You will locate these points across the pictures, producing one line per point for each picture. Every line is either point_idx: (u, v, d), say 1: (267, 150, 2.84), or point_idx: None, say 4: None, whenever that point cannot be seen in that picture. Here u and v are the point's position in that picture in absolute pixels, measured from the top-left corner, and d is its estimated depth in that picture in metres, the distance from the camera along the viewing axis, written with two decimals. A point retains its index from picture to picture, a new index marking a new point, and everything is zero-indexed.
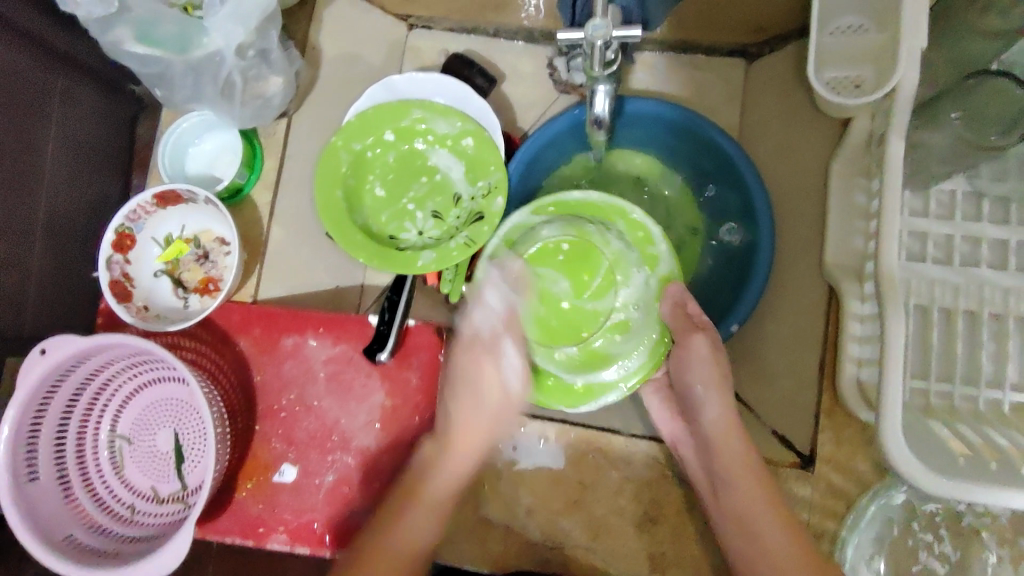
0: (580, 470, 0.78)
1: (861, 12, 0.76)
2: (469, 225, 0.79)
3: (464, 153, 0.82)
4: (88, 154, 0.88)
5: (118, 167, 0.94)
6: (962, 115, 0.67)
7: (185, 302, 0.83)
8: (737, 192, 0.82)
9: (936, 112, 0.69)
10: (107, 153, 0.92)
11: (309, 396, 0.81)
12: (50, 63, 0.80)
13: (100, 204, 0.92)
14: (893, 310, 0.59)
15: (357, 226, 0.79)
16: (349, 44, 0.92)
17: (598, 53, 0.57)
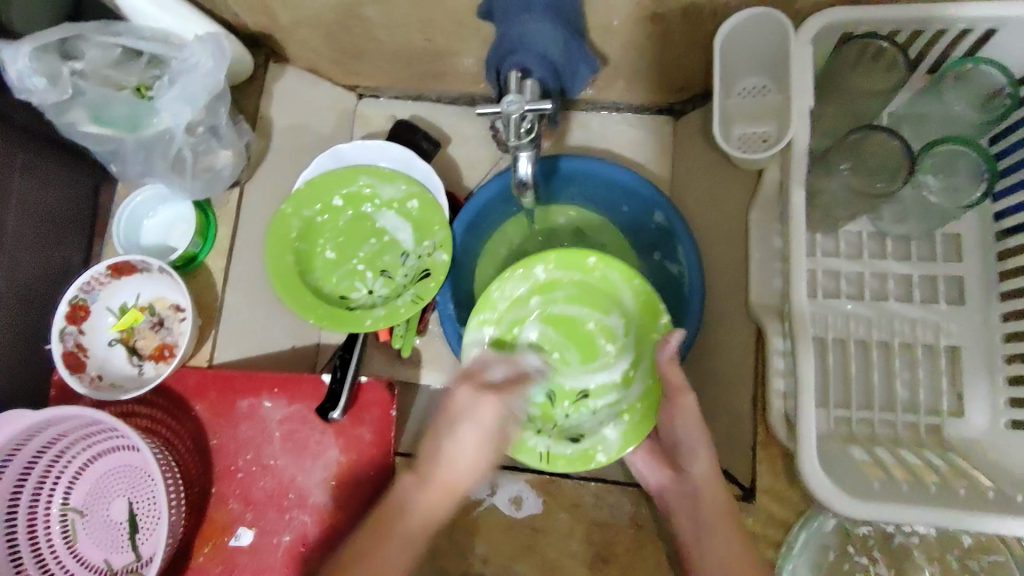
0: (533, 515, 0.80)
1: (765, 75, 0.84)
2: (416, 283, 0.83)
3: (411, 215, 0.86)
4: (49, 225, 0.90)
5: (81, 235, 0.97)
6: (851, 167, 0.74)
7: (140, 369, 0.85)
8: (670, 242, 0.89)
9: (829, 163, 0.76)
10: (71, 223, 0.94)
11: (265, 455, 0.82)
12: (15, 140, 0.83)
13: (60, 272, 0.94)
14: (804, 345, 0.64)
15: (307, 287, 0.82)
16: (299, 114, 0.97)
17: (514, 123, 0.62)
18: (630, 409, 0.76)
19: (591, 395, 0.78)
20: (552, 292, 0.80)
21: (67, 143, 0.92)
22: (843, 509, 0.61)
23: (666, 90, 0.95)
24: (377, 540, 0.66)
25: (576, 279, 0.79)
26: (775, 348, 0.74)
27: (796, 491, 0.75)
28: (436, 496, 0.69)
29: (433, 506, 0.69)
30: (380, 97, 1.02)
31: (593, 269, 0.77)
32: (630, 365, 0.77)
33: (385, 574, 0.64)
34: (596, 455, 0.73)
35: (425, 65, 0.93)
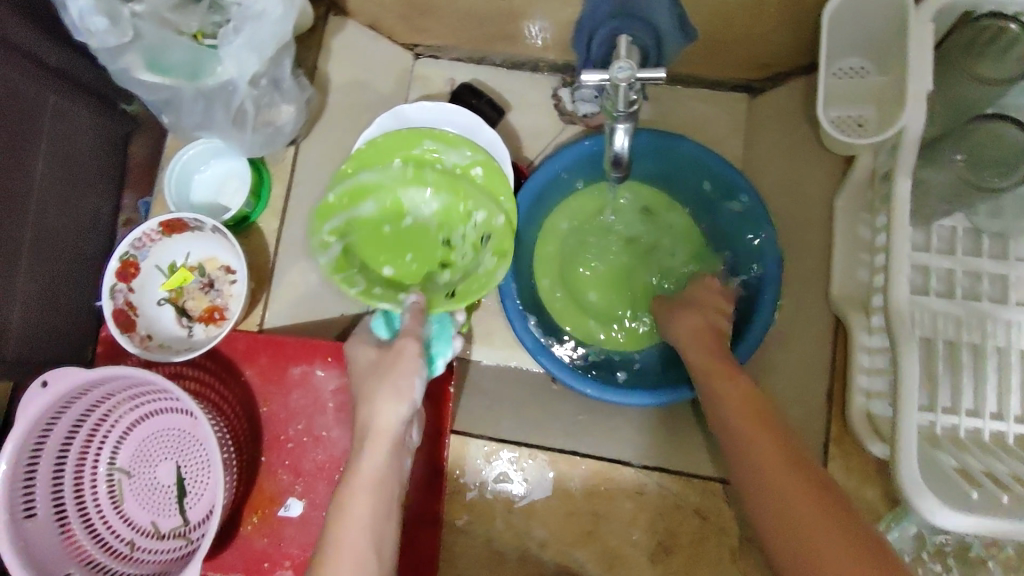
0: (592, 501, 0.77)
1: (866, 54, 0.79)
2: (479, 248, 0.81)
3: (426, 158, 0.82)
4: (80, 172, 0.87)
5: (111, 185, 0.93)
6: (966, 157, 0.68)
7: (190, 331, 0.82)
8: (742, 224, 0.84)
9: (937, 152, 0.71)
10: (100, 171, 0.91)
11: (318, 426, 0.80)
12: (49, 79, 0.79)
13: (91, 223, 0.90)
14: (905, 343, 0.62)
15: (340, 238, 0.79)
16: (359, 72, 0.92)
17: (621, 93, 0.58)
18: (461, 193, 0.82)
19: (475, 250, 0.81)
20: (407, 210, 0.83)
21: (100, 89, 0.88)
22: (939, 519, 0.59)
23: (747, 66, 0.90)
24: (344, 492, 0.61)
25: (381, 211, 0.82)
26: (860, 345, 0.72)
27: (868, 492, 0.74)
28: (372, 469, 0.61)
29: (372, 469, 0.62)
30: (441, 57, 0.97)
31: (400, 170, 0.81)
32: (458, 219, 0.82)
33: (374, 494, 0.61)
34: (501, 223, 0.80)
35: (496, 27, 0.88)
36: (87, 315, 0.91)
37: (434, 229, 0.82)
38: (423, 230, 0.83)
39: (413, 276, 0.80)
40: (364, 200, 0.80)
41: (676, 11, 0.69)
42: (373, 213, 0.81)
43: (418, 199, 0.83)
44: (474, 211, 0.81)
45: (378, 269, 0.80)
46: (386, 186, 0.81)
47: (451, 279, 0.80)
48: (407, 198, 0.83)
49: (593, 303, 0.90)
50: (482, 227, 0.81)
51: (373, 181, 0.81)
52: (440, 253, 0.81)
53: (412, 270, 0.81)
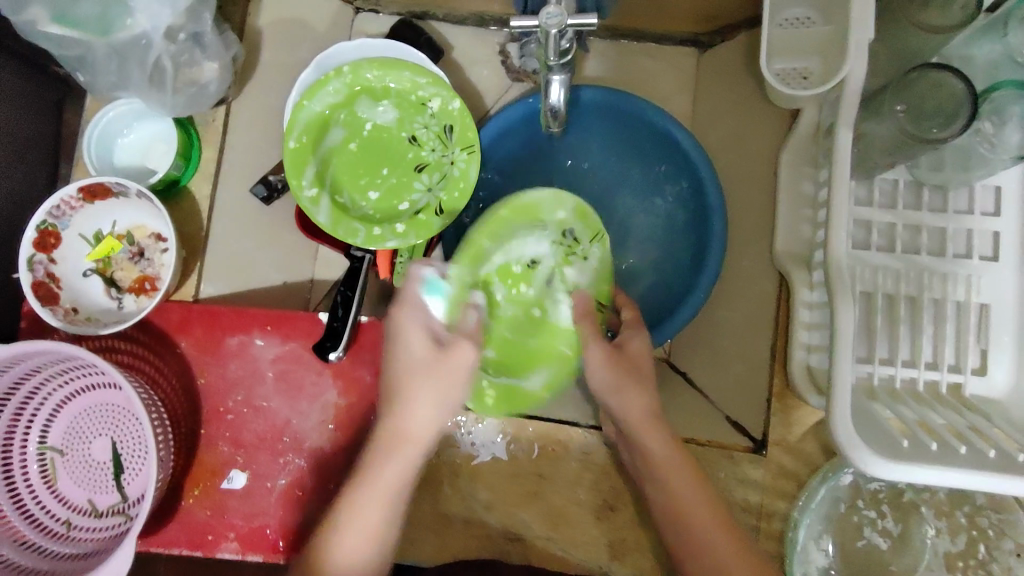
0: (539, 463, 0.77)
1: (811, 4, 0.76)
2: (445, 157, 0.81)
3: (376, 87, 0.79)
4: (6, 140, 0.81)
5: (45, 155, 0.87)
6: (906, 109, 0.67)
7: (120, 303, 0.78)
8: (685, 179, 0.83)
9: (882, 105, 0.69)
10: (30, 140, 0.85)
11: (258, 397, 0.78)
12: None
13: (26, 193, 0.85)
14: (842, 298, 0.62)
15: (320, 184, 0.77)
16: (293, 27, 0.89)
17: (552, 41, 0.55)
18: (401, 91, 0.80)
19: (432, 142, 0.81)
20: (354, 135, 0.81)
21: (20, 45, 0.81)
22: (876, 471, 0.59)
23: (693, 17, 0.87)
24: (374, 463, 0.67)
25: (328, 143, 0.80)
26: (800, 300, 0.72)
27: (809, 445, 0.75)
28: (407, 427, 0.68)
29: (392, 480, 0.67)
30: (380, 12, 0.93)
31: (324, 108, 0.78)
32: (404, 116, 0.81)
33: (388, 497, 0.66)
34: (452, 106, 0.79)
35: None
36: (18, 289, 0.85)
37: (395, 131, 0.82)
38: (383, 140, 0.82)
39: (399, 193, 0.81)
40: (307, 163, 0.77)
41: None
42: (319, 164, 0.79)
43: (352, 126, 0.81)
44: (428, 108, 0.80)
45: (361, 197, 0.80)
46: (317, 130, 0.78)
47: (421, 187, 0.81)
48: (344, 130, 0.80)
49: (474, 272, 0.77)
50: (437, 116, 0.80)
51: (304, 127, 0.77)
52: (409, 160, 0.81)
53: (390, 188, 0.81)
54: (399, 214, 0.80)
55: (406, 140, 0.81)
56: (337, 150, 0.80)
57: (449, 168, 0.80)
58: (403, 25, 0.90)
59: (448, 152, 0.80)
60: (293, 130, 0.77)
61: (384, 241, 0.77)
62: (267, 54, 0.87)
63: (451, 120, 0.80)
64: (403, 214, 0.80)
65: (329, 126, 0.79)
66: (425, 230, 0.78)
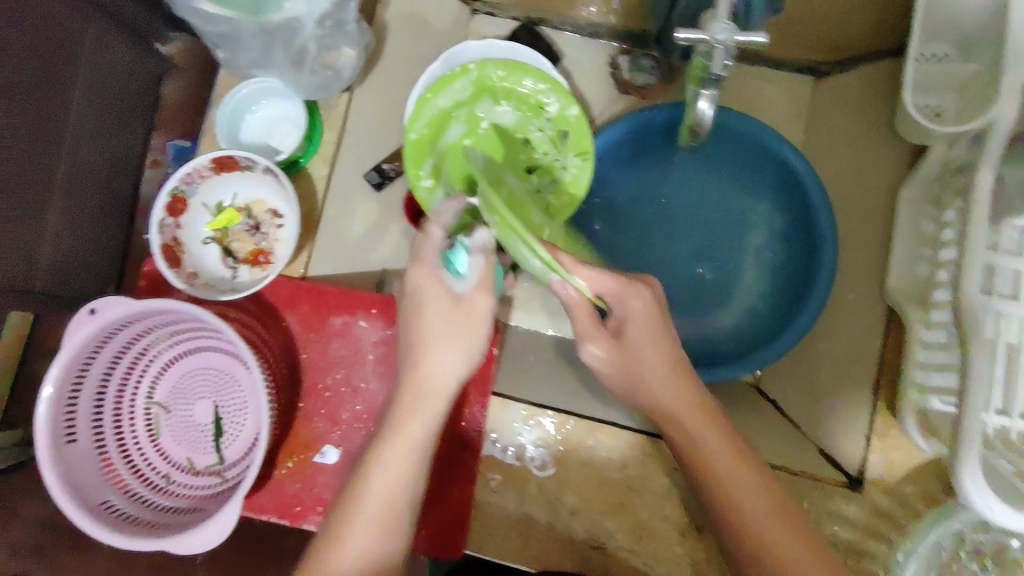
0: (627, 473, 0.77)
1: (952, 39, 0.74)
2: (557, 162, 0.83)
3: (499, 87, 0.81)
4: (109, 99, 0.96)
5: (146, 121, 1.08)
6: None
7: (234, 272, 0.81)
8: (797, 205, 0.82)
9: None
10: (139, 108, 1.05)
11: (357, 377, 0.80)
12: (86, 12, 0.85)
13: (125, 156, 1.04)
14: (978, 344, 0.60)
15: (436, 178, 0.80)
16: (419, 22, 0.92)
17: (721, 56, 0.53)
18: (521, 93, 0.82)
19: (545, 147, 0.83)
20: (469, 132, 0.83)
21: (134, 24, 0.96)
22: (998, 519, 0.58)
23: (818, 45, 0.88)
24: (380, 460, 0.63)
25: (446, 136, 0.82)
26: (915, 338, 0.71)
27: (907, 487, 0.74)
28: (417, 427, 0.63)
29: (385, 484, 0.62)
30: (497, 14, 0.95)
31: (445, 102, 0.81)
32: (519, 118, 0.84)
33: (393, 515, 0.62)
34: (568, 111, 0.80)
35: None
36: (118, 236, 1.08)
37: (508, 131, 0.84)
38: (497, 140, 0.84)
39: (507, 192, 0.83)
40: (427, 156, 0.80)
41: None
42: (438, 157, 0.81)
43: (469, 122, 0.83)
44: (546, 112, 0.82)
45: None
46: (438, 124, 0.81)
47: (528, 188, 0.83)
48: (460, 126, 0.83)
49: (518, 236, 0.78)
50: (554, 121, 0.82)
51: (427, 120, 0.80)
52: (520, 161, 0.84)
53: None
54: None
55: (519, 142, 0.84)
56: (451, 144, 0.82)
57: (560, 173, 0.82)
58: (523, 29, 0.93)
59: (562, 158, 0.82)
60: (416, 122, 0.79)
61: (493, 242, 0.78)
62: (391, 46, 0.90)
63: (569, 126, 0.81)
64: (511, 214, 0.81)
65: (449, 120, 0.82)
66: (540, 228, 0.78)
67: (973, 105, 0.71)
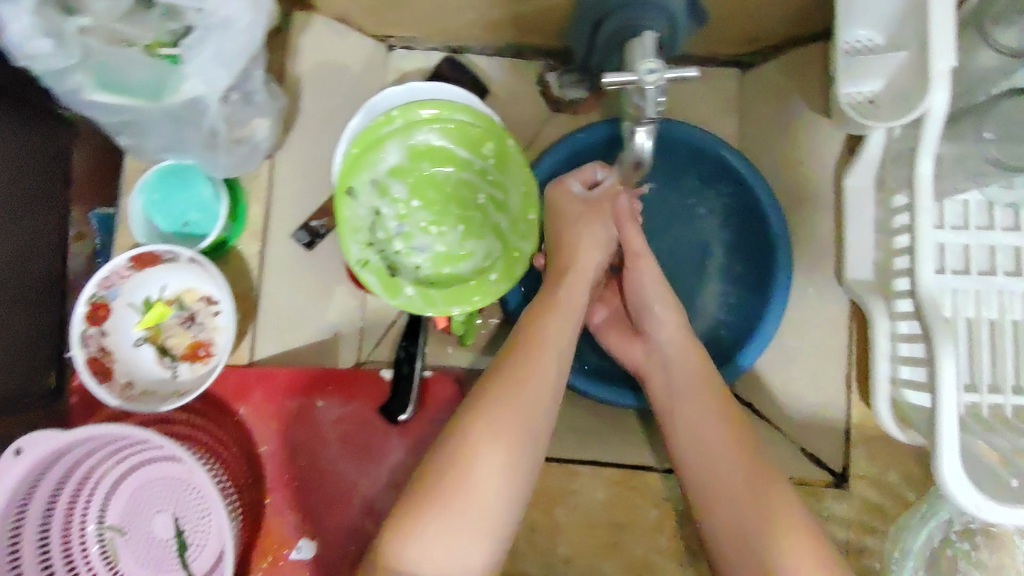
0: (615, 511, 0.75)
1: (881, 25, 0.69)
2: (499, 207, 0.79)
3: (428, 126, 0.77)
4: None
5: None
6: (996, 136, 0.60)
7: (174, 372, 0.75)
8: (742, 211, 0.83)
9: (964, 125, 0.63)
10: None
11: (323, 461, 0.75)
12: None
13: None
14: (943, 340, 0.60)
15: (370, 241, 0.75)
16: (332, 70, 0.86)
17: (652, 97, 0.50)
18: (450, 129, 0.77)
19: (486, 190, 0.79)
20: (402, 181, 0.78)
21: None
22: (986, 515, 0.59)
23: (735, 41, 0.84)
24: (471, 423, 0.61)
25: (375, 185, 0.76)
26: (881, 329, 0.71)
27: (891, 476, 0.75)
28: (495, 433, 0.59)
29: (491, 468, 0.59)
30: (413, 47, 0.92)
31: (369, 150, 0.75)
32: (452, 158, 0.79)
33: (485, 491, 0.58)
34: (507, 146, 0.77)
35: (477, 13, 0.82)
36: (45, 332, 0.76)
37: (442, 176, 0.79)
38: (434, 184, 0.79)
39: (449, 243, 0.78)
40: (354, 215, 0.74)
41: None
42: (371, 215, 0.75)
43: (402, 167, 0.77)
44: (481, 151, 0.78)
45: (413, 250, 0.77)
46: (364, 175, 0.75)
47: (472, 237, 0.79)
48: (391, 174, 0.77)
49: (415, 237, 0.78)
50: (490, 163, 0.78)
51: (351, 174, 0.74)
52: (462, 209, 0.79)
53: (440, 238, 0.78)
54: (451, 270, 0.77)
55: (456, 187, 0.79)
56: (381, 199, 0.77)
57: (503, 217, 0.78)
58: (445, 63, 0.89)
59: (501, 203, 0.79)
60: (342, 178, 0.74)
61: (445, 308, 0.73)
62: (306, 99, 0.84)
63: (507, 168, 0.78)
64: (463, 269, 0.77)
65: (376, 169, 0.76)
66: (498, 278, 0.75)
67: (903, 96, 0.67)
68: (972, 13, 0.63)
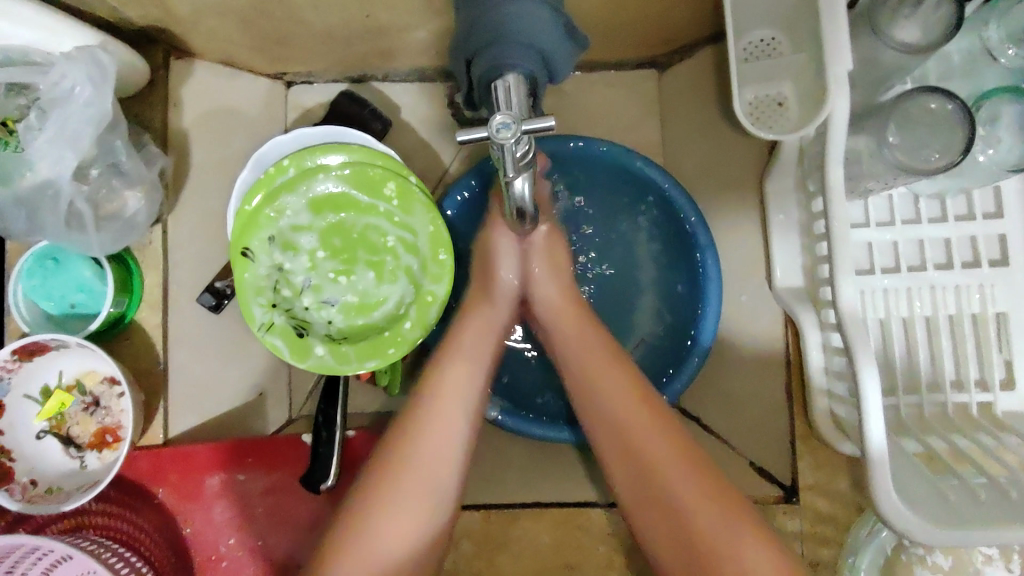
0: (563, 552, 0.72)
1: (780, 23, 0.66)
2: (408, 248, 0.73)
3: (320, 173, 0.72)
4: None
5: None
6: (898, 139, 0.60)
7: (83, 461, 0.71)
8: (667, 220, 0.79)
9: (877, 127, 0.62)
10: None
11: (251, 536, 0.71)
12: None
13: None
14: (864, 354, 0.57)
15: (273, 302, 0.70)
16: (221, 118, 0.81)
17: (510, 155, 0.46)
18: (345, 173, 0.72)
19: (392, 232, 0.74)
20: (303, 231, 0.73)
21: None
22: (925, 538, 0.55)
23: (649, 44, 0.79)
24: (429, 431, 0.62)
25: (273, 240, 0.71)
26: (812, 342, 0.69)
27: (840, 484, 0.72)
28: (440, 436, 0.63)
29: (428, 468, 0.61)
30: (314, 81, 0.86)
31: (262, 204, 0.70)
32: (352, 202, 0.73)
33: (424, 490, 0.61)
34: (409, 184, 0.72)
35: (366, 43, 0.77)
36: None
37: (344, 221, 0.74)
38: (339, 231, 0.74)
39: (359, 293, 0.74)
40: (252, 277, 0.69)
41: (561, 25, 0.57)
42: (272, 273, 0.71)
43: (301, 217, 0.72)
44: (381, 191, 0.73)
45: (322, 305, 0.73)
46: (259, 231, 0.70)
47: (382, 284, 0.74)
48: (289, 225, 0.72)
49: (322, 291, 0.73)
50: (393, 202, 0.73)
51: (244, 232, 0.69)
52: (370, 254, 0.74)
53: (349, 288, 0.74)
54: (364, 322, 0.73)
55: (360, 231, 0.74)
56: (280, 254, 0.71)
57: (414, 259, 0.73)
58: (342, 96, 0.83)
59: (407, 245, 0.74)
60: (235, 239, 0.69)
61: (358, 365, 0.69)
62: (197, 154, 0.79)
63: (411, 206, 0.72)
64: (377, 317, 0.73)
65: (271, 223, 0.71)
66: (409, 326, 0.71)
67: (810, 98, 0.63)
68: (865, 8, 0.63)
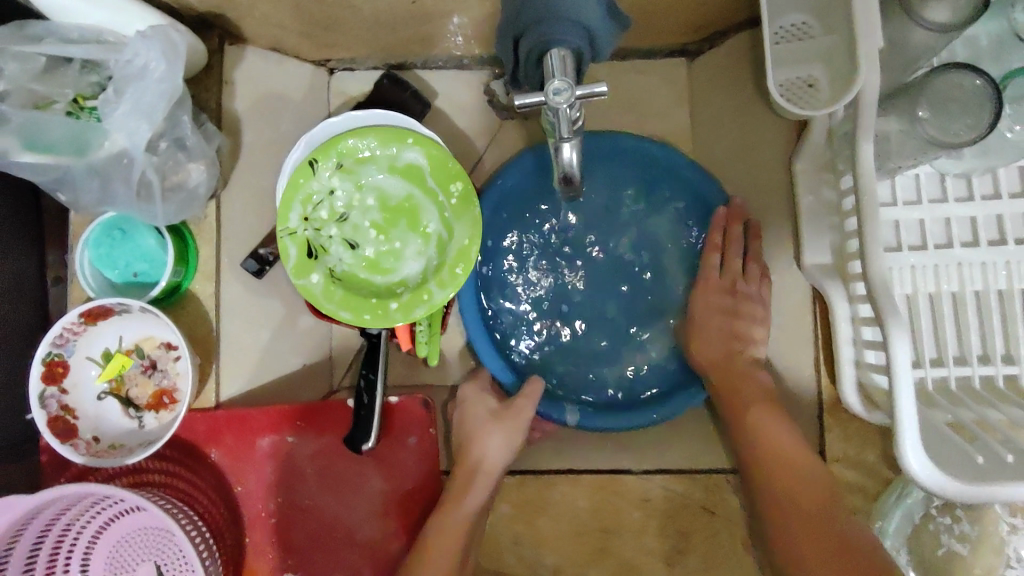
0: (599, 516, 0.76)
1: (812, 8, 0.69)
2: (440, 248, 0.72)
3: (398, 149, 0.71)
4: None
5: None
6: (928, 114, 0.62)
7: (141, 422, 0.75)
8: (696, 199, 0.81)
9: (906, 107, 0.64)
10: None
11: (301, 496, 0.76)
12: None
13: None
14: (894, 323, 0.60)
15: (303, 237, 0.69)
16: (269, 102, 0.85)
17: (564, 114, 0.50)
18: (419, 154, 0.71)
19: (432, 225, 0.72)
20: (356, 188, 0.72)
21: None
22: (956, 496, 0.59)
23: (681, 31, 0.82)
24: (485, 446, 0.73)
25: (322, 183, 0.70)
26: (841, 315, 0.71)
27: (868, 456, 0.75)
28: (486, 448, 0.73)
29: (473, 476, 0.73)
30: (356, 68, 0.89)
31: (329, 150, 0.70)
32: (412, 179, 0.72)
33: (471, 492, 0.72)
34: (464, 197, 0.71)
35: (409, 29, 0.80)
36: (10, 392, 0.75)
37: (394, 194, 0.72)
38: (388, 196, 0.73)
39: (377, 264, 0.72)
40: (297, 213, 0.68)
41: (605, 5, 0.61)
42: (309, 211, 0.70)
43: (359, 173, 0.72)
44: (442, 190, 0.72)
45: (343, 260, 0.71)
46: (314, 172, 0.69)
47: (405, 263, 0.72)
48: (341, 176, 0.71)
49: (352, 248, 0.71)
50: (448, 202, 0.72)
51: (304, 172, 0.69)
52: (403, 231, 0.72)
53: (369, 255, 0.72)
54: (371, 288, 0.71)
55: (403, 209, 0.73)
56: (315, 209, 0.70)
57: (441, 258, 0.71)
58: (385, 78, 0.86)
59: (439, 244, 0.72)
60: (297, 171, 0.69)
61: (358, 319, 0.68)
62: (247, 136, 0.83)
63: (456, 215, 0.71)
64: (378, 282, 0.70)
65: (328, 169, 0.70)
66: (410, 306, 0.69)
67: (841, 80, 0.66)
68: None
